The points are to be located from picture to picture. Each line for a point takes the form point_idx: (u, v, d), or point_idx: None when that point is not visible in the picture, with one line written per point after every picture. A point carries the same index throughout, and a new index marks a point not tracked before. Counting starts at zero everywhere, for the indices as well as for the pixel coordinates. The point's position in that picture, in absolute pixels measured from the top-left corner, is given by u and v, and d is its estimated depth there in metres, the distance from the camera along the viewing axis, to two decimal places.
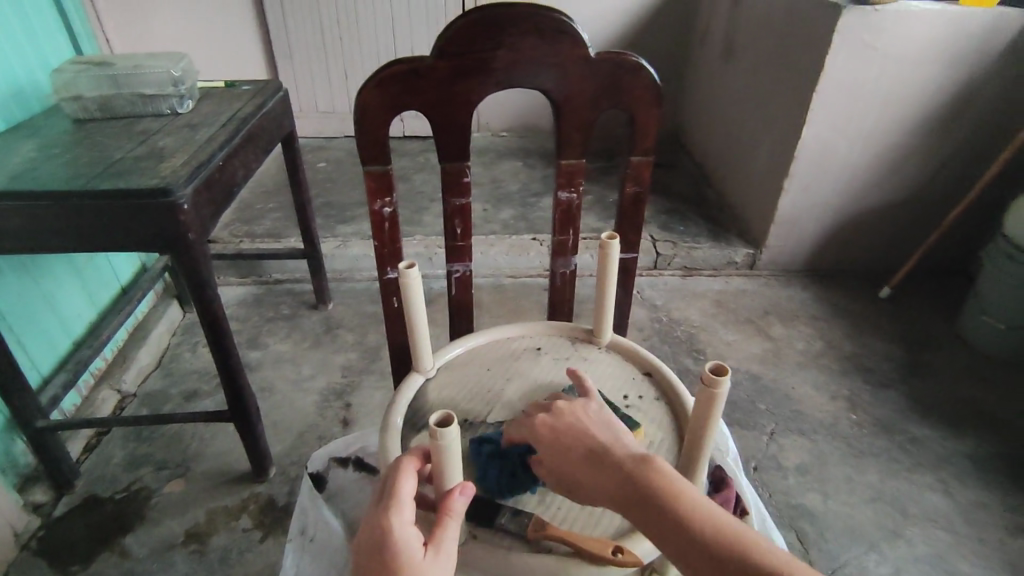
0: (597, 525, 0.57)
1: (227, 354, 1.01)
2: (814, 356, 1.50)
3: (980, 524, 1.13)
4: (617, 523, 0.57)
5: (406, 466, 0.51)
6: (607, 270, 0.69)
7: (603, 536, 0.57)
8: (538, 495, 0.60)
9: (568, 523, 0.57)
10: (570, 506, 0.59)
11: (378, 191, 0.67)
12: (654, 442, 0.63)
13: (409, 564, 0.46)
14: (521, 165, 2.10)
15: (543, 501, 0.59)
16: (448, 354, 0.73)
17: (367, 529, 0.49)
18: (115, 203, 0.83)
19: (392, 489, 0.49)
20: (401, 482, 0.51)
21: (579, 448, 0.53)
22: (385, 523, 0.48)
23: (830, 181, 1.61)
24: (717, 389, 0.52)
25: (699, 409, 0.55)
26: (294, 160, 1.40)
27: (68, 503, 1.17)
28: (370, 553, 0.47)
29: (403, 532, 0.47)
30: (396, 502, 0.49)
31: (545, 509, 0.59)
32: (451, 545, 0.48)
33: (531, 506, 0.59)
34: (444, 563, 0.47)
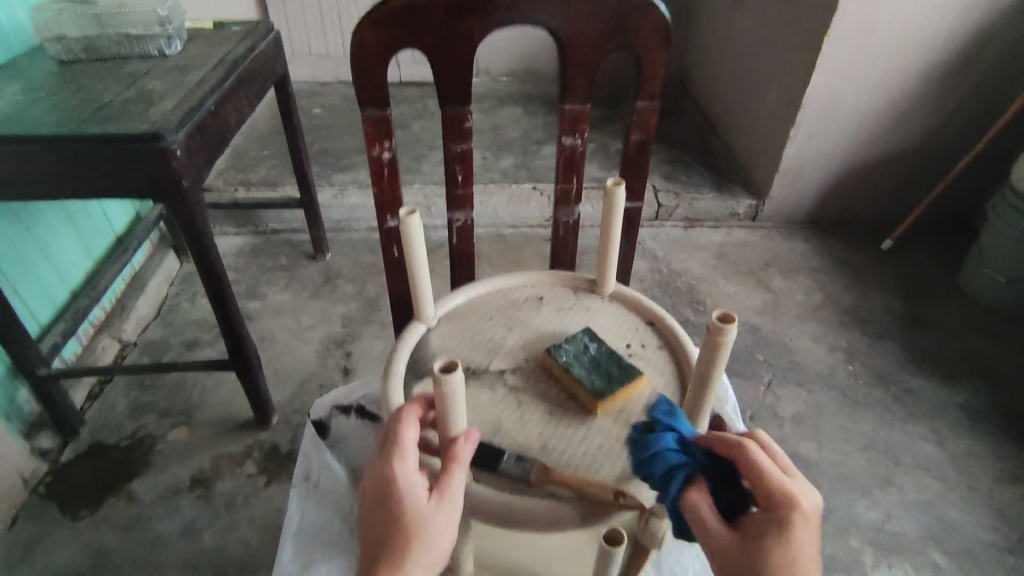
0: (599, 472, 0.57)
1: (226, 305, 1.00)
2: (815, 308, 1.50)
3: (969, 472, 1.16)
4: (618, 469, 0.57)
5: (409, 414, 0.51)
6: (612, 217, 0.67)
7: (606, 480, 0.57)
8: (541, 441, 0.59)
9: (570, 470, 0.57)
10: (573, 454, 0.59)
11: (376, 135, 0.64)
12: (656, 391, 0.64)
13: (418, 510, 0.47)
14: (521, 112, 2.05)
15: (546, 446, 0.59)
16: (450, 304, 0.72)
17: (372, 477, 0.49)
18: (105, 148, 0.81)
19: (396, 438, 0.49)
20: (404, 430, 0.51)
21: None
22: (390, 471, 0.48)
23: (837, 131, 1.57)
24: (726, 338, 0.52)
25: (704, 356, 0.55)
26: (288, 105, 1.35)
27: (74, 449, 1.19)
28: (377, 500, 0.48)
29: (408, 481, 0.48)
30: (399, 449, 0.49)
31: (547, 455, 0.58)
32: (456, 491, 0.49)
33: (534, 453, 0.58)
34: (449, 509, 0.48)
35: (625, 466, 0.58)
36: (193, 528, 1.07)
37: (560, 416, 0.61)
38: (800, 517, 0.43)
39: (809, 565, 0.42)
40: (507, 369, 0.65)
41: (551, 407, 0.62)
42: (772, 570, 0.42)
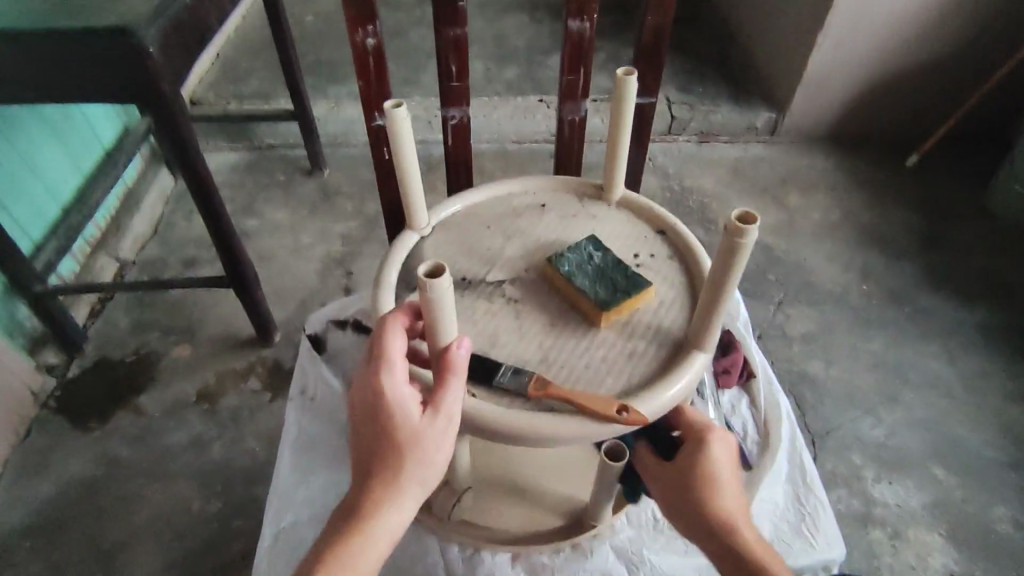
0: (602, 385, 0.55)
1: (218, 217, 0.96)
2: (831, 227, 1.44)
3: (978, 391, 1.14)
4: (622, 382, 0.55)
5: (394, 324, 0.49)
6: (622, 112, 0.61)
7: (608, 394, 0.54)
8: (541, 352, 0.57)
9: (571, 383, 0.55)
10: (574, 366, 0.56)
11: (358, 18, 0.58)
12: (664, 302, 0.60)
13: (410, 424, 0.46)
14: (527, 18, 1.91)
15: (546, 359, 0.56)
16: (445, 212, 0.68)
17: (360, 388, 0.48)
18: (71, 43, 0.74)
19: (381, 349, 0.47)
20: (390, 341, 0.48)
21: (702, 507, 0.56)
22: (378, 382, 0.46)
23: (869, 34, 1.45)
24: (743, 241, 0.48)
25: (718, 262, 0.51)
26: (274, 4, 1.26)
27: (80, 365, 1.19)
28: (367, 413, 0.46)
29: (396, 394, 0.46)
30: (386, 358, 0.47)
31: (547, 367, 0.56)
32: (452, 403, 0.47)
33: (534, 366, 0.56)
34: (444, 422, 0.46)
35: (628, 379, 0.55)
36: (201, 440, 1.09)
37: (561, 327, 0.58)
38: (711, 433, 0.60)
39: (720, 472, 0.58)
40: (506, 279, 0.62)
41: (552, 319, 0.59)
42: (693, 474, 0.58)
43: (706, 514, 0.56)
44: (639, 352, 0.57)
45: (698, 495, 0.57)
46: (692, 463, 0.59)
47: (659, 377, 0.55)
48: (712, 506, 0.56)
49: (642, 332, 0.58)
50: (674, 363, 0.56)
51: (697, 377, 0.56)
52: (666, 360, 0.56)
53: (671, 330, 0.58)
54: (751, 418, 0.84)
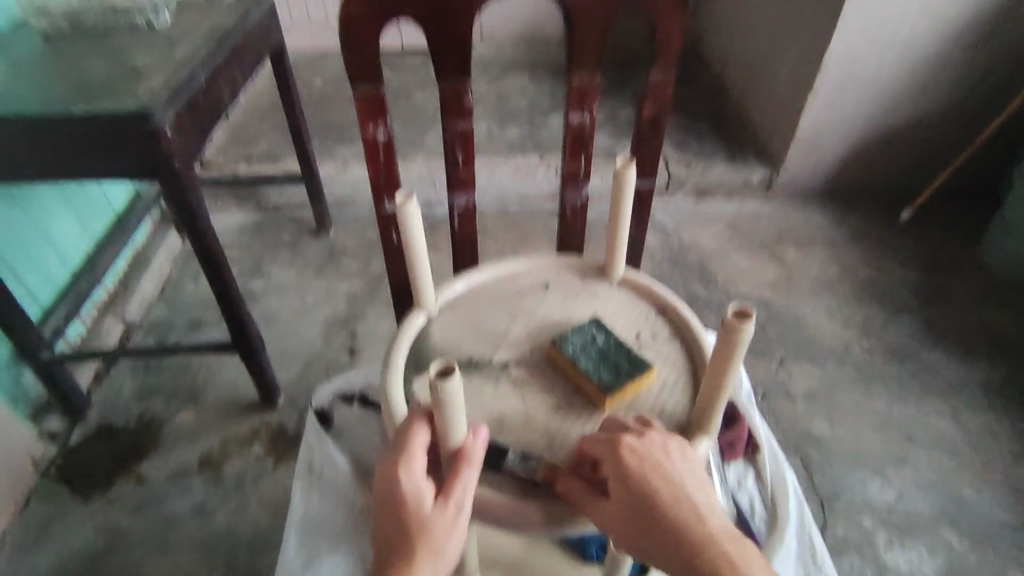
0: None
1: (226, 286, 0.98)
2: (829, 282, 1.46)
3: (985, 450, 1.14)
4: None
5: (417, 414, 0.50)
6: (623, 199, 0.64)
7: None
8: (549, 439, 0.57)
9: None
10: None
11: (370, 115, 0.61)
12: (667, 384, 0.61)
13: (421, 512, 0.45)
14: (526, 80, 1.98)
15: (554, 446, 0.57)
16: (451, 291, 0.69)
17: (378, 476, 0.48)
18: (92, 128, 0.78)
19: (402, 442, 0.48)
20: (413, 434, 0.49)
21: (650, 522, 0.46)
22: (394, 472, 0.47)
23: (856, 96, 1.51)
24: (740, 334, 0.49)
25: (718, 353, 0.52)
26: (284, 76, 1.31)
27: (82, 431, 1.18)
28: (382, 500, 0.47)
29: (412, 485, 0.47)
30: (404, 450, 0.48)
31: (555, 454, 0.56)
32: (461, 494, 0.47)
33: (541, 451, 0.56)
34: (454, 511, 0.46)
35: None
36: (203, 509, 1.07)
37: (567, 411, 0.59)
38: (632, 439, 0.49)
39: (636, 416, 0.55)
40: (512, 361, 0.63)
41: (558, 402, 0.60)
42: (636, 491, 0.47)
43: (667, 539, 0.45)
44: None
45: (655, 516, 0.46)
46: (634, 479, 0.47)
47: None
48: (672, 524, 0.45)
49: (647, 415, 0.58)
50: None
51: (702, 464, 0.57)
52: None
53: (675, 414, 0.59)
54: (758, 494, 0.83)
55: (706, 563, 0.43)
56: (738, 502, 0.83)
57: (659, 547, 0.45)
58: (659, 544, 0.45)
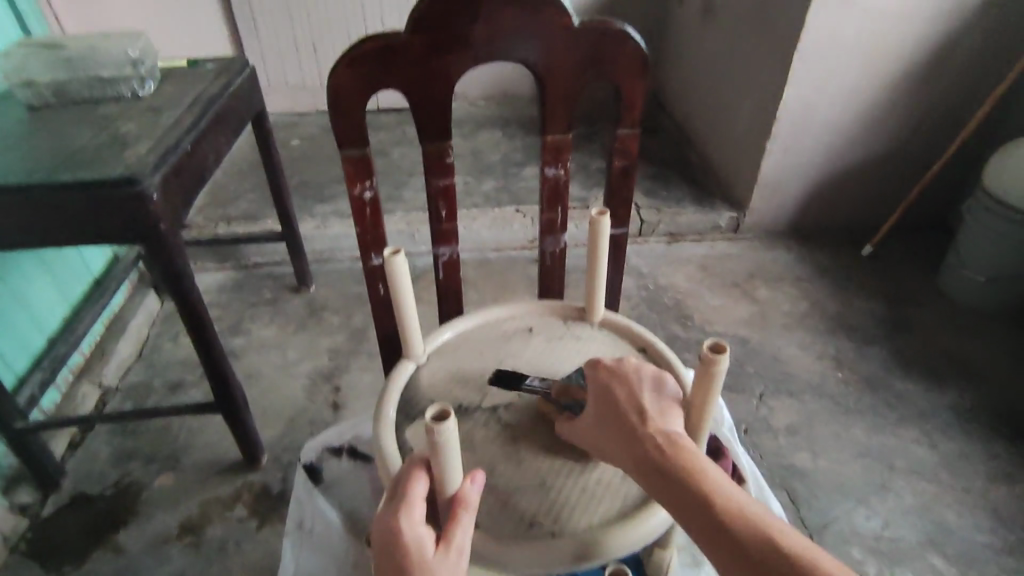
0: (599, 509, 0.56)
1: (210, 345, 0.98)
2: (801, 317, 1.51)
3: (963, 474, 1.16)
4: (618, 503, 0.57)
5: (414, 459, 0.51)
6: (600, 247, 0.67)
7: (607, 511, 0.56)
8: (539, 479, 0.58)
9: (571, 507, 0.57)
10: (574, 488, 0.58)
11: (357, 175, 0.64)
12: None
13: (424, 559, 0.46)
14: (500, 135, 2.06)
15: (544, 486, 0.58)
16: (438, 340, 0.71)
17: (380, 528, 0.48)
18: (79, 195, 0.79)
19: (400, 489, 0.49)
20: (411, 481, 0.50)
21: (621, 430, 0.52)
22: (397, 524, 0.47)
23: (811, 141, 1.60)
24: (717, 366, 0.51)
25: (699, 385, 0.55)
26: (266, 139, 1.35)
27: (56, 502, 1.15)
28: (385, 551, 0.47)
29: (412, 533, 0.47)
30: (406, 501, 0.48)
31: (546, 493, 0.58)
32: (462, 538, 0.47)
33: (533, 492, 0.58)
34: (455, 556, 0.47)
35: (625, 499, 0.57)
36: None
37: (557, 449, 0.61)
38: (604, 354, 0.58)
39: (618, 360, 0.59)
40: (501, 404, 0.65)
41: (547, 441, 0.61)
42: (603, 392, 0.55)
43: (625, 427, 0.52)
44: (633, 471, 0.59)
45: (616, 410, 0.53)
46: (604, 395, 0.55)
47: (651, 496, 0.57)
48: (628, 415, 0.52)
49: None
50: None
51: None
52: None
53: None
54: None
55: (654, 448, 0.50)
56: None
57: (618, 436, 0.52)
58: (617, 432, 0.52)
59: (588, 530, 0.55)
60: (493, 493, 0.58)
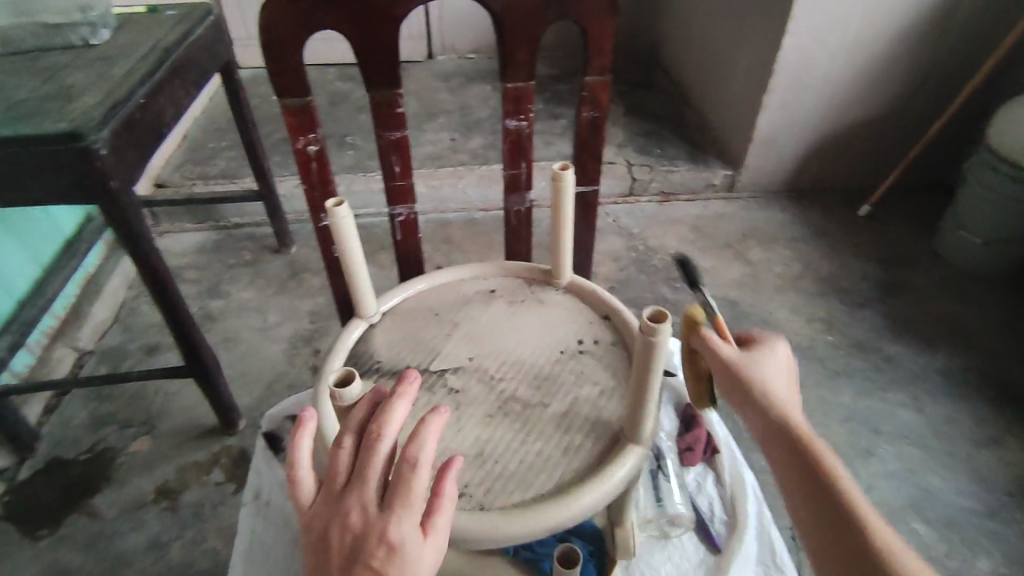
0: (534, 482, 0.53)
1: (174, 308, 0.95)
2: (793, 279, 1.47)
3: (950, 439, 1.15)
4: (555, 478, 0.53)
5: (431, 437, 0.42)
6: (563, 206, 0.63)
7: (543, 487, 0.53)
8: (477, 446, 0.55)
9: (505, 479, 0.53)
10: (512, 459, 0.55)
11: (299, 127, 0.59)
12: (604, 392, 0.59)
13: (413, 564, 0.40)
14: (488, 89, 1.98)
15: (481, 454, 0.55)
16: (393, 300, 0.68)
17: (362, 520, 0.40)
18: (19, 151, 0.74)
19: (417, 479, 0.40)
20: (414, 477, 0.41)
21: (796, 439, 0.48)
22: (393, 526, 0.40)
23: (810, 95, 1.53)
24: (657, 339, 0.49)
25: (638, 365, 0.52)
26: (235, 92, 1.28)
27: (31, 467, 1.13)
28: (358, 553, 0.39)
29: (408, 536, 0.40)
30: (407, 499, 0.41)
31: (481, 463, 0.54)
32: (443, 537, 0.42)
33: (467, 461, 0.54)
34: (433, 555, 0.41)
35: (563, 474, 0.54)
36: (160, 542, 1.03)
37: (499, 418, 0.57)
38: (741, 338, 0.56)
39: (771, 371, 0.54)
40: (450, 368, 0.61)
41: (490, 409, 0.58)
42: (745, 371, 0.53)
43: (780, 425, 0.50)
44: (576, 445, 0.56)
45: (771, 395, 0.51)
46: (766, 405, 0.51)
47: (593, 471, 0.54)
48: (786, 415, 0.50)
49: (579, 425, 0.57)
50: (611, 456, 0.55)
51: (635, 471, 0.55)
52: (603, 453, 0.55)
53: (608, 424, 0.57)
54: (718, 497, 0.85)
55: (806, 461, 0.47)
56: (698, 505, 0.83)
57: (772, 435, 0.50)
58: (769, 421, 0.50)
59: (519, 504, 0.52)
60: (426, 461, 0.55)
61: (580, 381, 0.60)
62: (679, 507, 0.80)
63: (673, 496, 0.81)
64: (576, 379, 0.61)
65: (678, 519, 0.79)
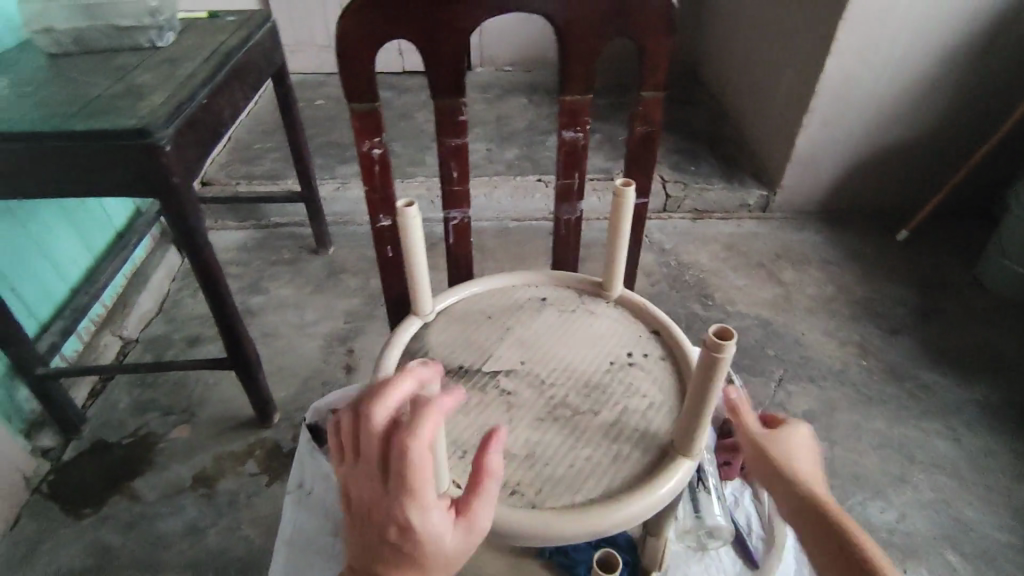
0: (583, 487, 0.54)
1: (222, 301, 0.98)
2: (827, 301, 1.46)
3: (986, 471, 1.12)
4: (604, 485, 0.54)
5: (429, 423, 0.35)
6: (620, 219, 0.65)
7: (591, 492, 0.54)
8: (527, 448, 0.57)
9: (555, 481, 0.54)
10: (562, 462, 0.56)
11: (365, 131, 0.62)
12: (653, 404, 0.60)
13: (445, 549, 0.38)
14: (526, 102, 2.01)
15: (532, 455, 0.56)
16: (448, 301, 0.70)
17: (377, 507, 0.38)
18: (92, 144, 0.78)
19: (416, 480, 0.35)
20: (419, 468, 0.36)
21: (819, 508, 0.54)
22: (408, 519, 0.36)
23: (851, 117, 1.53)
24: (723, 353, 0.47)
25: (698, 375, 0.50)
26: (286, 96, 1.32)
27: (76, 448, 1.17)
28: (382, 540, 0.38)
29: (430, 526, 0.37)
30: (416, 490, 0.36)
31: (531, 464, 0.56)
32: (482, 516, 0.40)
33: (519, 461, 0.56)
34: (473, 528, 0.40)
35: (612, 481, 0.54)
36: (196, 527, 1.06)
37: (549, 422, 0.58)
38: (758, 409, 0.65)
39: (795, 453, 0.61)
40: (501, 370, 0.63)
41: (541, 413, 0.59)
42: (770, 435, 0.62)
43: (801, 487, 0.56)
44: (625, 453, 0.57)
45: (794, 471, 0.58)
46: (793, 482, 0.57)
47: (641, 480, 0.55)
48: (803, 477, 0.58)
49: (629, 434, 0.58)
50: (660, 466, 0.55)
51: (682, 484, 0.56)
52: (651, 464, 0.56)
53: (656, 435, 0.58)
54: (755, 512, 0.84)
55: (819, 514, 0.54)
56: (736, 520, 0.83)
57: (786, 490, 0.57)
58: (795, 494, 0.56)
59: (569, 506, 0.52)
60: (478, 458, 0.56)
61: (630, 393, 0.61)
62: (719, 519, 0.80)
63: (712, 509, 0.80)
64: (625, 390, 0.61)
65: (717, 532, 0.79)
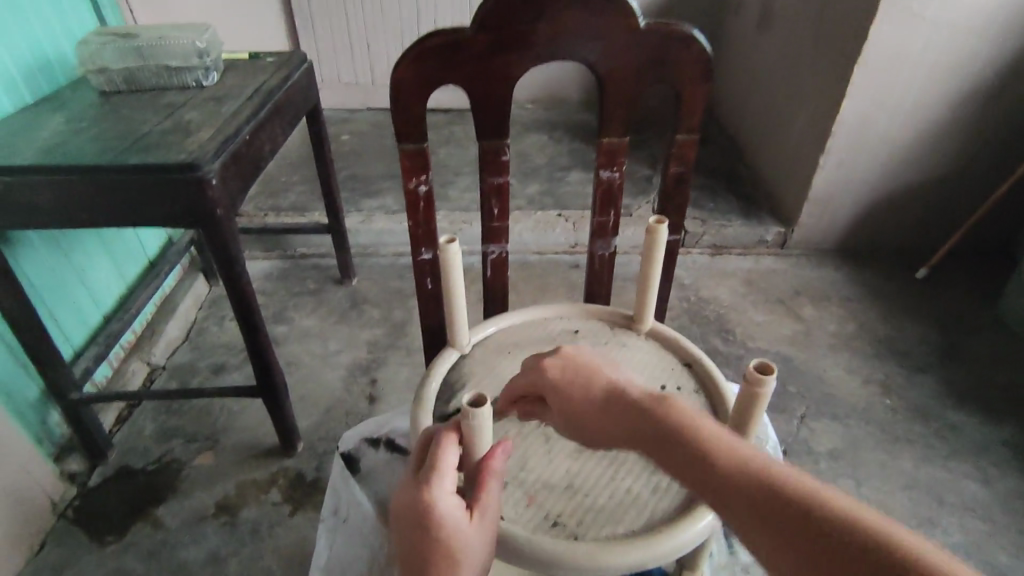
0: (624, 519, 0.55)
1: (255, 329, 1.01)
2: (849, 339, 1.46)
3: (1017, 514, 1.10)
4: (645, 517, 0.56)
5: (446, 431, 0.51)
6: (654, 255, 0.67)
7: (633, 525, 0.55)
8: (567, 480, 0.58)
9: (597, 513, 0.56)
10: (602, 494, 0.57)
11: (413, 169, 0.65)
12: None
13: (463, 530, 0.47)
14: (546, 139, 2.06)
15: (571, 487, 0.58)
16: (484, 332, 0.73)
17: (408, 501, 0.48)
18: (140, 177, 0.82)
19: (437, 459, 0.49)
20: (440, 455, 0.50)
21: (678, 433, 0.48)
22: (430, 496, 0.47)
23: (868, 158, 1.55)
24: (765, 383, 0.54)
25: (740, 407, 0.57)
26: (318, 132, 1.37)
27: (101, 474, 1.19)
28: (414, 526, 0.47)
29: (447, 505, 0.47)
30: (437, 473, 0.49)
31: (571, 496, 0.57)
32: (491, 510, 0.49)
33: (559, 492, 0.57)
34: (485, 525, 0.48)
35: (652, 512, 0.56)
36: (217, 557, 1.06)
37: (588, 453, 0.60)
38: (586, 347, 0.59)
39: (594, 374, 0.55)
40: None
41: (579, 444, 0.61)
42: (600, 387, 0.54)
43: (625, 404, 0.52)
44: (664, 486, 0.58)
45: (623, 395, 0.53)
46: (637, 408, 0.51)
47: (682, 512, 0.56)
48: (685, 420, 0.48)
49: None
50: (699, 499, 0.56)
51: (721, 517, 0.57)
52: (690, 497, 0.57)
53: None
54: None
55: (644, 425, 0.50)
56: None
57: (587, 403, 0.54)
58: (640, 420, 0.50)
59: (610, 537, 0.54)
60: (520, 489, 0.58)
61: None
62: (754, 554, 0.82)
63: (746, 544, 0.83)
64: None
65: (752, 566, 0.81)
